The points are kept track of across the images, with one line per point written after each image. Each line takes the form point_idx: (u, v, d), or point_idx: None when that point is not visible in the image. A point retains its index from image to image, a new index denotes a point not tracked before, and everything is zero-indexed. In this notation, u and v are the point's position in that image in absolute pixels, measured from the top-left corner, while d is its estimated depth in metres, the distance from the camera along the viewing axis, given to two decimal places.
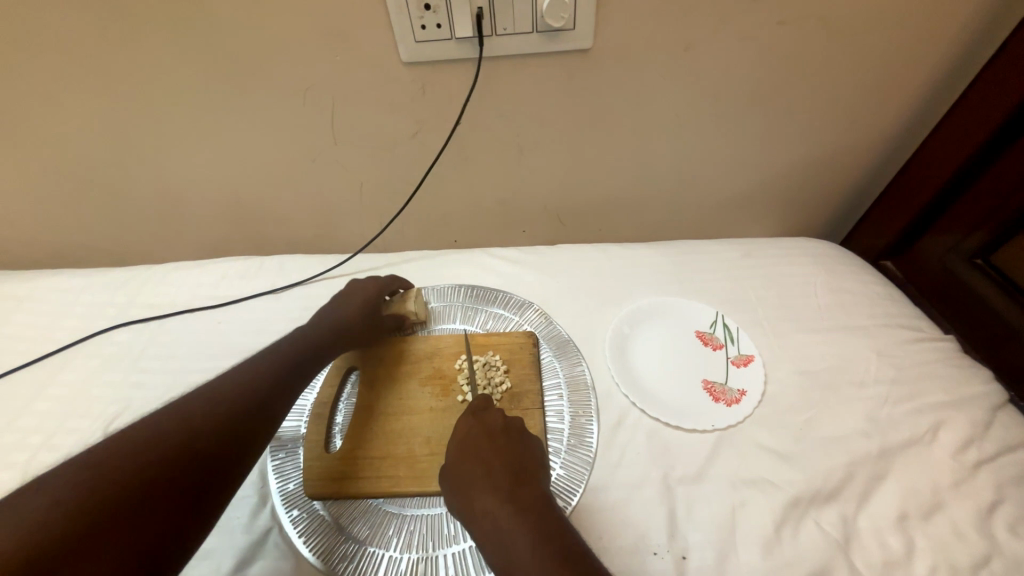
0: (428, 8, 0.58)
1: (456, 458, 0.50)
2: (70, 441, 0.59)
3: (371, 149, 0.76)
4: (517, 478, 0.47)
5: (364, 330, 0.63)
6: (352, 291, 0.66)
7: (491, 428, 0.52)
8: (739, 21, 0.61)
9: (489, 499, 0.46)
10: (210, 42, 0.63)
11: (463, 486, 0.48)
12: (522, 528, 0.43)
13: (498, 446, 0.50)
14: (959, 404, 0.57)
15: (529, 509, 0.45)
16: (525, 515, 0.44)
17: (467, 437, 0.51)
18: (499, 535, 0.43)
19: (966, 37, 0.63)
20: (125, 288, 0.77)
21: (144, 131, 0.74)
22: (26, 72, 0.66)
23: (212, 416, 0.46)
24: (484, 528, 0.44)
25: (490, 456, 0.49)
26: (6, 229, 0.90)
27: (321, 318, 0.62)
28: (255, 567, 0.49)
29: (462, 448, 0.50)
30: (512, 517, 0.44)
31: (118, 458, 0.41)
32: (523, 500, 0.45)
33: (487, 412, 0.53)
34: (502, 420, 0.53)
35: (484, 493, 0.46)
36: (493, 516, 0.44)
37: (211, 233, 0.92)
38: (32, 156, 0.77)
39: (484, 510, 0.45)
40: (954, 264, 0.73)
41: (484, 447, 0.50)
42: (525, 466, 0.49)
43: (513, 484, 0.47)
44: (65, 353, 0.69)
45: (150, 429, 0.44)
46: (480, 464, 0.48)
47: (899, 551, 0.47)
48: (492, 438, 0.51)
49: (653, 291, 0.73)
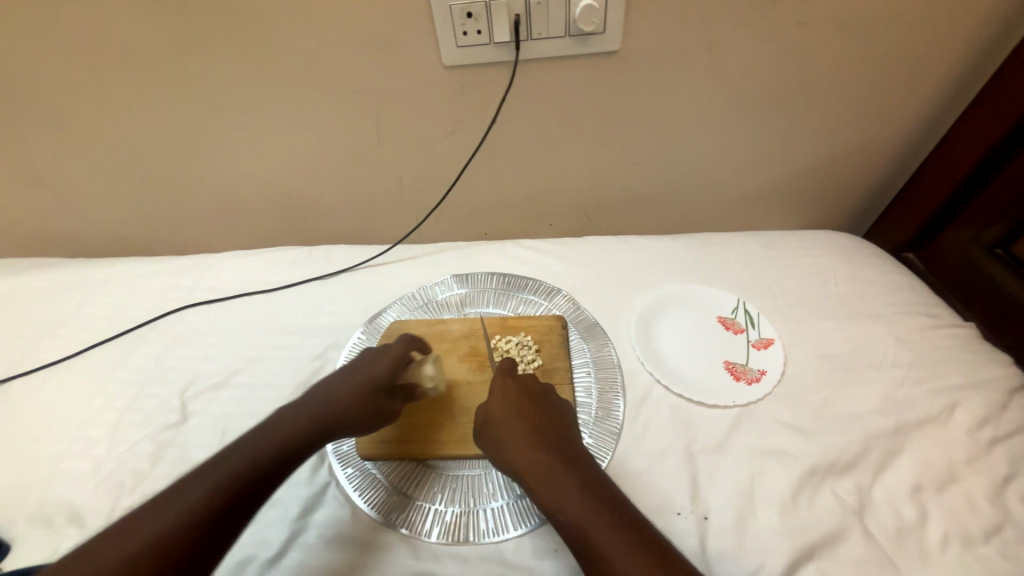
0: (470, 16, 0.64)
1: (499, 415, 0.54)
2: (150, 405, 0.67)
3: (411, 147, 0.82)
4: (559, 434, 0.53)
5: (354, 419, 0.57)
6: (352, 367, 0.60)
7: (529, 390, 0.57)
8: (761, 23, 0.64)
9: (536, 449, 0.50)
10: (272, 50, 0.70)
11: (508, 438, 0.52)
12: (569, 474, 0.48)
13: (538, 407, 0.55)
14: (976, 385, 0.60)
15: (572, 460, 0.50)
16: (569, 464, 0.49)
17: (509, 397, 0.55)
18: (548, 481, 0.48)
19: (985, 34, 0.65)
20: (190, 272, 0.85)
21: (210, 133, 0.82)
22: (113, 79, 0.75)
23: (272, 447, 0.51)
24: (532, 475, 0.49)
25: (532, 414, 0.54)
26: (82, 221, 0.99)
27: (314, 399, 0.57)
28: (317, 514, 0.56)
29: (506, 406, 0.54)
30: (559, 465, 0.49)
31: (193, 491, 0.46)
32: (566, 451, 0.51)
33: (523, 376, 0.58)
34: (537, 386, 0.58)
35: (531, 445, 0.51)
36: (541, 464, 0.49)
37: (261, 225, 0.99)
38: (110, 155, 0.86)
39: (533, 458, 0.50)
40: (975, 255, 0.75)
41: (526, 406, 0.54)
42: (563, 423, 0.54)
43: (556, 438, 0.52)
44: (141, 329, 0.77)
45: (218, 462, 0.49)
46: (525, 420, 0.53)
47: (912, 518, 0.50)
48: (533, 402, 0.55)
49: (676, 280, 0.77)
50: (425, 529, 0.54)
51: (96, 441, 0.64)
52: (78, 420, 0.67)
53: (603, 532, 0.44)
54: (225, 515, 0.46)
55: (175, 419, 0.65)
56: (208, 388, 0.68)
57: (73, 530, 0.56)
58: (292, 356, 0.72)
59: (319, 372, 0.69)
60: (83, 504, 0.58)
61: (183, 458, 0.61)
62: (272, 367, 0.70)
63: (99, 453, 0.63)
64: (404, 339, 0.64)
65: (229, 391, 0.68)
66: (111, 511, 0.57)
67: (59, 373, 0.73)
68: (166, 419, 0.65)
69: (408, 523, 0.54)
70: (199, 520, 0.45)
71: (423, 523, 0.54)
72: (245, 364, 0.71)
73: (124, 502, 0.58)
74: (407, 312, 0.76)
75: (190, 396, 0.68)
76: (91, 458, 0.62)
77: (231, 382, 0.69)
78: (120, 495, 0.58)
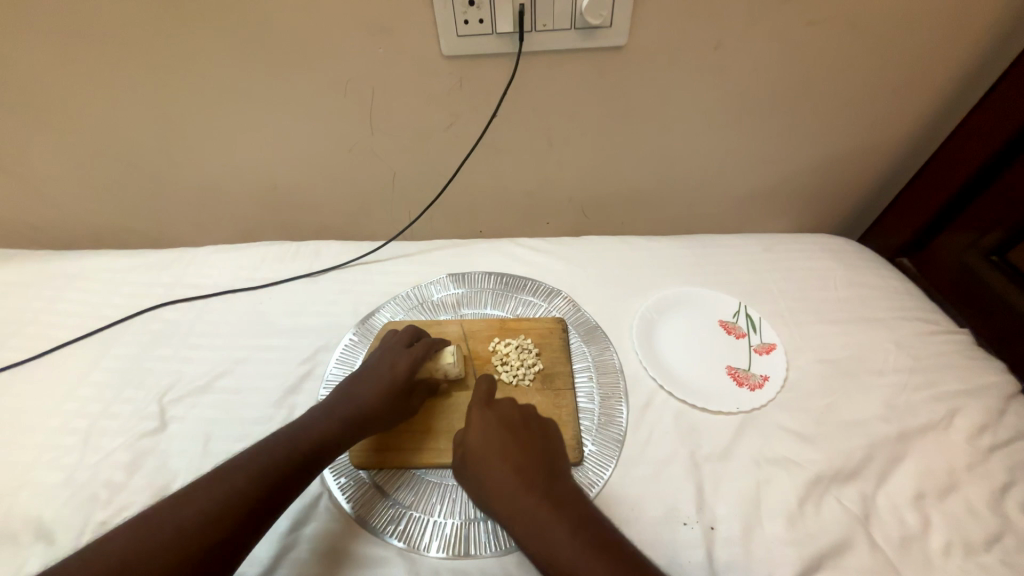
0: (472, 4, 0.61)
1: (480, 455, 0.49)
2: (126, 410, 0.63)
3: (407, 140, 0.79)
4: (546, 471, 0.48)
5: (379, 419, 0.56)
6: (373, 356, 0.62)
7: (511, 421, 0.52)
8: (769, 22, 0.63)
9: (523, 495, 0.46)
10: (259, 33, 0.66)
11: (492, 482, 0.48)
12: (560, 520, 0.44)
13: (522, 440, 0.50)
14: (975, 392, 0.60)
15: (563, 501, 0.46)
16: (560, 507, 0.45)
17: (489, 433, 0.50)
18: (539, 531, 0.44)
19: (990, 41, 0.65)
20: (170, 268, 0.80)
21: (191, 120, 0.77)
22: (82, 59, 0.69)
23: (278, 461, 0.50)
24: (520, 525, 0.45)
25: (516, 453, 0.49)
26: (50, 210, 0.93)
27: (342, 399, 0.57)
28: (308, 529, 0.53)
29: (487, 445, 0.49)
30: (549, 511, 0.45)
31: (197, 506, 0.46)
32: (555, 492, 0.46)
33: (501, 404, 0.54)
34: (520, 413, 0.53)
35: (517, 490, 0.46)
36: (529, 512, 0.45)
37: (245, 218, 0.95)
38: (81, 141, 0.81)
39: (520, 505, 0.45)
40: (971, 262, 0.75)
41: (508, 442, 0.50)
42: (551, 457, 0.50)
43: (544, 478, 0.47)
44: (115, 329, 0.73)
45: (220, 476, 0.48)
46: (507, 460, 0.48)
47: (916, 526, 0.50)
48: (516, 438, 0.50)
49: (677, 282, 0.76)
50: (424, 542, 0.52)
51: (67, 449, 0.60)
52: (46, 427, 0.62)
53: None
54: (237, 528, 0.46)
55: (153, 426, 0.61)
56: (191, 391, 0.65)
57: (41, 547, 0.52)
58: (280, 358, 0.68)
59: (309, 376, 0.66)
60: (52, 519, 0.54)
61: (164, 468, 0.58)
62: (260, 369, 0.67)
63: (70, 463, 0.58)
64: (427, 339, 0.63)
65: (212, 396, 0.64)
66: (84, 527, 0.53)
67: (25, 375, 0.68)
68: (144, 426, 0.61)
69: (406, 536, 0.52)
70: (206, 535, 0.44)
71: (422, 537, 0.52)
72: (230, 366, 0.67)
73: (98, 517, 0.54)
74: (401, 313, 0.73)
75: (171, 400, 0.64)
76: (61, 468, 0.58)
77: (215, 385, 0.65)
78: (93, 508, 0.55)
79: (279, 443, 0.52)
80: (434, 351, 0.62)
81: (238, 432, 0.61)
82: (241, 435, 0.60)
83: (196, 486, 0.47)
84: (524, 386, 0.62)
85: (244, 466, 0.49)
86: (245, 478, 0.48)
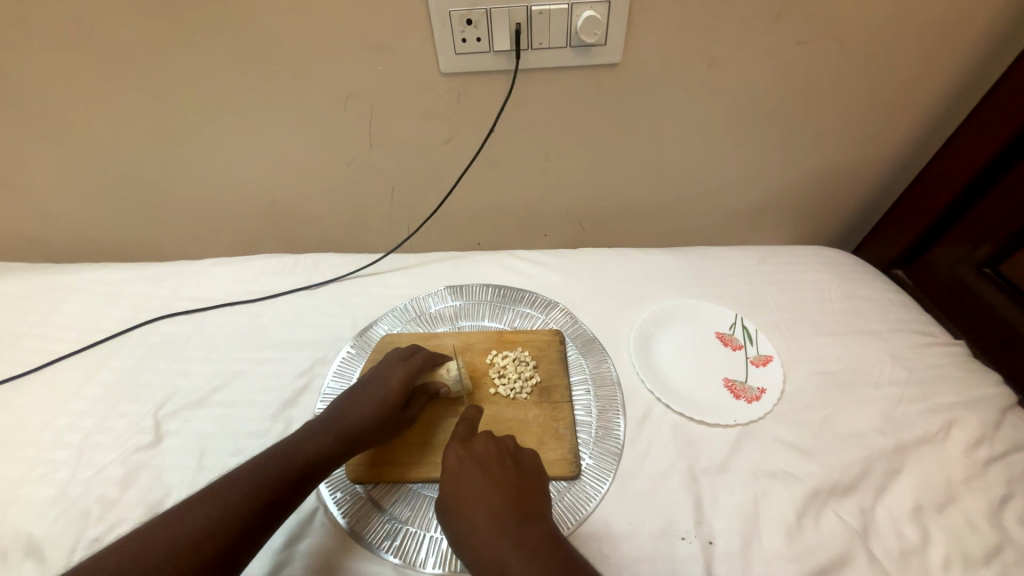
0: (470, 23, 0.62)
1: (455, 501, 0.49)
2: (121, 424, 0.63)
3: (405, 154, 0.80)
4: (521, 517, 0.47)
5: (376, 432, 0.56)
6: (367, 373, 0.62)
7: (487, 462, 0.51)
8: (760, 41, 0.65)
9: (496, 544, 0.45)
10: (260, 50, 0.67)
11: (467, 531, 0.47)
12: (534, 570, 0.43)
13: (498, 482, 0.49)
14: (971, 404, 0.60)
15: (539, 548, 0.45)
16: (535, 556, 0.44)
17: (463, 477, 0.50)
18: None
19: (973, 59, 0.67)
20: (168, 281, 0.80)
21: (192, 134, 0.78)
22: (86, 75, 0.70)
23: (275, 477, 0.50)
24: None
25: (489, 496, 0.48)
26: (49, 223, 0.93)
27: (336, 414, 0.57)
28: (302, 544, 0.52)
29: (460, 489, 0.49)
30: (523, 561, 0.43)
31: (191, 523, 0.45)
32: (531, 539, 0.45)
33: (475, 442, 0.53)
34: (497, 450, 0.52)
35: (490, 539, 0.45)
36: (502, 562, 0.44)
37: (244, 231, 0.95)
38: (82, 154, 0.81)
39: (493, 555, 0.44)
40: (964, 274, 0.76)
41: (481, 484, 0.49)
42: (527, 500, 0.49)
43: (518, 524, 0.46)
44: (113, 341, 0.72)
45: (217, 491, 0.48)
46: (481, 505, 0.47)
47: (915, 540, 0.50)
48: (490, 478, 0.50)
49: (674, 294, 0.76)
50: (420, 558, 0.51)
51: (60, 464, 0.59)
52: (39, 442, 0.62)
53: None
54: (232, 545, 0.45)
55: (147, 440, 0.61)
56: (186, 405, 0.64)
57: (32, 564, 0.51)
58: (276, 372, 0.68)
59: (306, 389, 0.66)
60: (43, 536, 0.53)
61: (157, 484, 0.57)
62: (257, 382, 0.67)
63: (63, 478, 0.58)
64: (419, 351, 0.64)
65: (208, 409, 0.64)
66: (75, 543, 0.53)
67: (20, 389, 0.68)
68: (138, 440, 0.61)
69: (401, 552, 0.51)
70: (201, 552, 0.44)
71: (418, 552, 0.51)
72: (227, 380, 0.67)
73: (90, 533, 0.53)
74: (399, 325, 0.73)
75: (166, 414, 0.63)
76: (53, 484, 0.57)
77: (211, 399, 0.65)
78: (85, 525, 0.54)
79: (276, 459, 0.52)
80: (429, 363, 0.63)
81: (234, 446, 0.60)
82: (236, 449, 0.60)
83: (192, 503, 0.47)
84: (521, 399, 0.62)
85: (241, 483, 0.49)
86: (241, 493, 0.48)
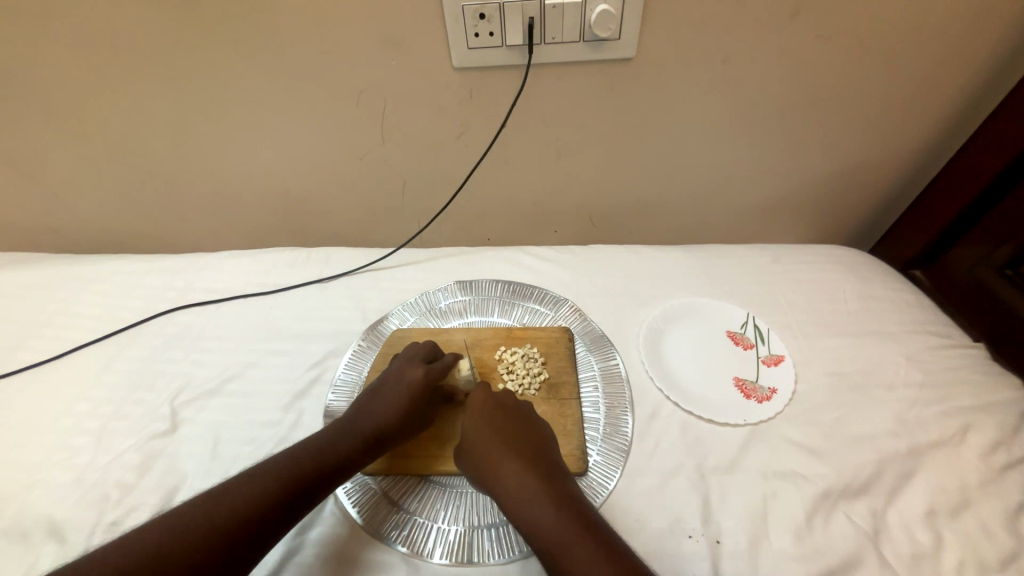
0: (483, 17, 0.62)
1: (474, 430, 0.54)
2: (138, 412, 0.64)
3: (417, 149, 0.80)
4: (534, 451, 0.52)
5: (396, 435, 0.57)
6: (386, 374, 0.62)
7: (505, 406, 0.56)
8: (778, 36, 0.64)
9: (511, 469, 0.50)
10: (274, 44, 0.68)
11: (482, 457, 0.52)
12: (542, 493, 0.48)
13: (514, 422, 0.54)
14: (989, 408, 0.59)
15: (548, 477, 0.50)
16: (544, 481, 0.49)
17: (483, 414, 0.55)
18: (522, 502, 0.48)
19: (1000, 54, 0.65)
20: (184, 273, 0.82)
21: (208, 128, 0.79)
22: (104, 68, 0.72)
23: (296, 474, 0.50)
24: (506, 493, 0.49)
25: (508, 430, 0.53)
26: (68, 215, 0.96)
27: (357, 414, 0.57)
28: (313, 532, 0.53)
29: (481, 422, 0.54)
30: (533, 484, 0.49)
31: (215, 513, 0.46)
32: (542, 468, 0.50)
33: (498, 390, 0.58)
34: (514, 398, 0.57)
35: (507, 464, 0.50)
36: (515, 482, 0.49)
37: (257, 224, 0.96)
38: (101, 147, 0.83)
39: (510, 480, 0.49)
40: (983, 275, 0.74)
41: (500, 421, 0.54)
42: (541, 441, 0.54)
43: (532, 455, 0.51)
44: (129, 331, 0.74)
45: (239, 484, 0.49)
46: (500, 439, 0.52)
47: (927, 545, 0.49)
48: (508, 418, 0.54)
49: (685, 292, 0.75)
50: (428, 549, 0.52)
51: (80, 449, 0.61)
52: (60, 427, 0.63)
53: (579, 554, 0.43)
54: (247, 540, 0.46)
55: (164, 427, 0.62)
56: (201, 394, 0.66)
57: (53, 545, 0.53)
58: (288, 364, 0.69)
59: (318, 381, 0.67)
60: (64, 518, 0.55)
61: (173, 470, 0.59)
62: (270, 374, 0.68)
63: (82, 463, 0.59)
64: (435, 354, 0.64)
65: (221, 399, 0.65)
66: (94, 526, 0.54)
67: (40, 376, 0.69)
68: (155, 427, 0.62)
69: (409, 542, 0.52)
70: (224, 541, 0.45)
71: (426, 543, 0.52)
72: (240, 370, 0.68)
73: (109, 517, 0.55)
74: (410, 319, 0.74)
75: (181, 403, 0.65)
76: (73, 468, 0.59)
77: (224, 389, 0.66)
78: (104, 508, 0.55)
79: (295, 457, 0.52)
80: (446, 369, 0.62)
81: (247, 435, 0.61)
82: (249, 438, 0.61)
83: (216, 495, 0.48)
84: (529, 395, 0.63)
85: (259, 478, 0.49)
86: (258, 489, 0.48)
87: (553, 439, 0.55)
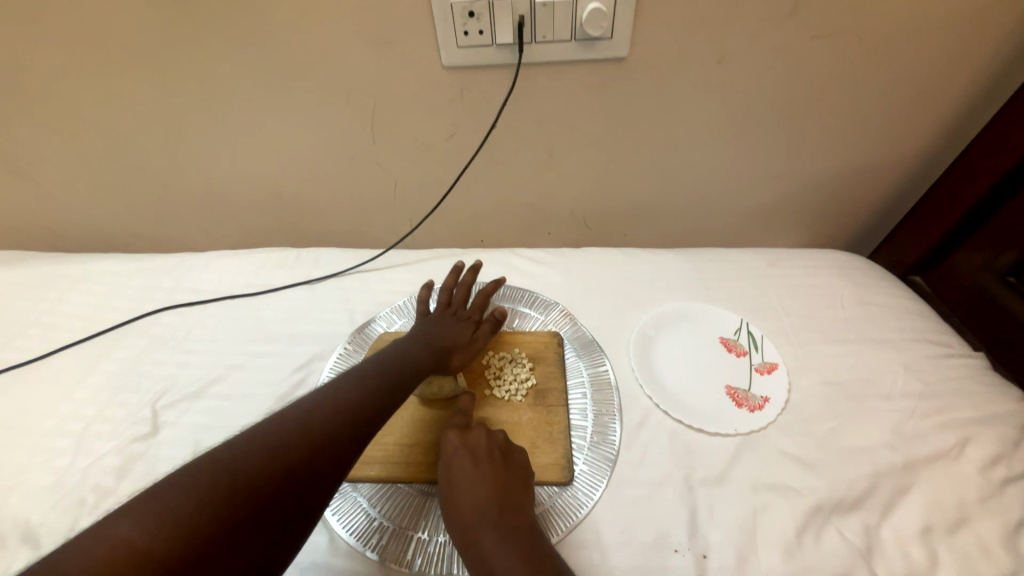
0: (472, 15, 0.60)
1: (445, 482, 0.52)
2: (120, 414, 0.63)
3: (408, 149, 0.79)
4: (502, 509, 0.49)
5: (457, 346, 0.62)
6: (435, 316, 0.66)
7: (477, 453, 0.53)
8: (776, 35, 0.62)
9: (476, 529, 0.48)
10: (261, 41, 0.66)
11: (451, 512, 0.50)
12: (504, 556, 0.45)
13: (484, 472, 0.51)
14: (989, 422, 0.57)
15: (514, 537, 0.47)
16: (508, 543, 0.46)
17: (454, 465, 0.52)
18: (484, 565, 0.46)
19: (1006, 54, 0.63)
20: (172, 273, 0.81)
21: (197, 126, 0.78)
22: (90, 64, 0.71)
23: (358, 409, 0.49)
24: (470, 554, 0.47)
25: (476, 484, 0.50)
26: (58, 212, 0.95)
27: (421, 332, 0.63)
28: None
29: (452, 474, 0.52)
30: (495, 547, 0.46)
31: (275, 442, 0.44)
32: (509, 529, 0.48)
33: (471, 433, 0.55)
34: (488, 442, 0.54)
35: (472, 524, 0.48)
36: (479, 544, 0.47)
37: (248, 224, 0.95)
38: (89, 143, 0.82)
39: (474, 541, 0.47)
40: (987, 282, 0.72)
41: (469, 473, 0.51)
42: (514, 495, 0.51)
43: (499, 514, 0.49)
44: (115, 332, 0.73)
45: (299, 416, 0.46)
46: (468, 495, 0.50)
47: (922, 563, 0.48)
48: (479, 467, 0.52)
49: (678, 297, 0.74)
50: (406, 559, 0.51)
51: (60, 452, 0.60)
52: (41, 429, 0.63)
53: None
54: (308, 478, 0.43)
55: (145, 430, 0.61)
56: (184, 397, 0.65)
57: (25, 551, 0.52)
58: (273, 367, 0.68)
59: (302, 384, 0.66)
60: (39, 522, 0.54)
61: (152, 475, 0.58)
62: (254, 376, 0.67)
63: (61, 466, 0.59)
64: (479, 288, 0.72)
65: (204, 402, 0.64)
66: (69, 531, 0.53)
67: (24, 376, 0.69)
68: (136, 430, 0.61)
69: (388, 552, 0.51)
70: (290, 469, 0.43)
71: (405, 553, 0.51)
72: (224, 373, 0.67)
73: (84, 522, 0.54)
74: (397, 322, 0.72)
75: (163, 405, 0.64)
76: (52, 472, 0.58)
77: (207, 391, 0.65)
78: (79, 513, 0.54)
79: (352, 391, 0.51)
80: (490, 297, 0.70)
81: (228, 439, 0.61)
82: None
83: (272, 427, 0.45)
84: (516, 401, 0.61)
85: (321, 410, 0.47)
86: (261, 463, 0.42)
87: (530, 485, 0.53)
